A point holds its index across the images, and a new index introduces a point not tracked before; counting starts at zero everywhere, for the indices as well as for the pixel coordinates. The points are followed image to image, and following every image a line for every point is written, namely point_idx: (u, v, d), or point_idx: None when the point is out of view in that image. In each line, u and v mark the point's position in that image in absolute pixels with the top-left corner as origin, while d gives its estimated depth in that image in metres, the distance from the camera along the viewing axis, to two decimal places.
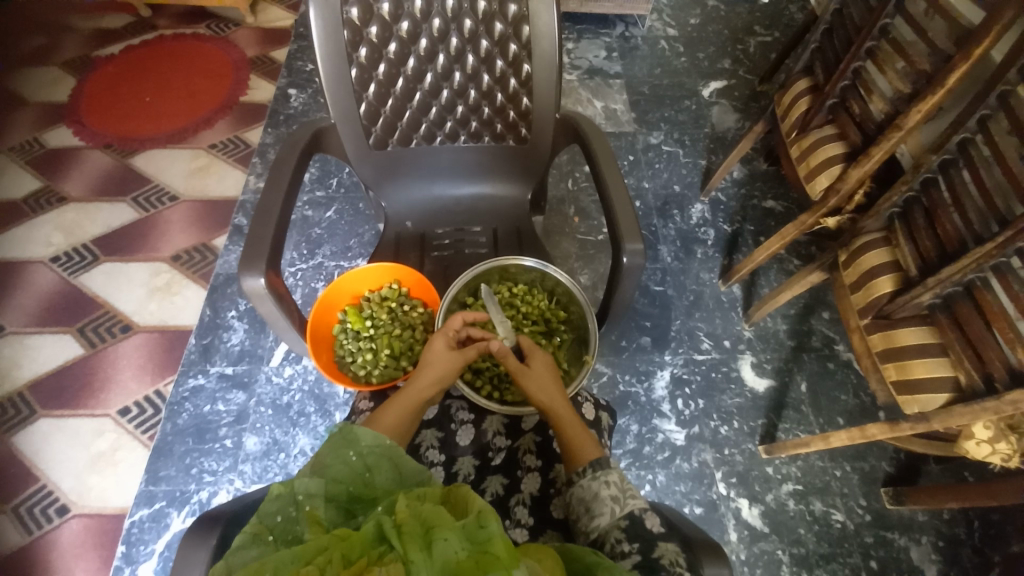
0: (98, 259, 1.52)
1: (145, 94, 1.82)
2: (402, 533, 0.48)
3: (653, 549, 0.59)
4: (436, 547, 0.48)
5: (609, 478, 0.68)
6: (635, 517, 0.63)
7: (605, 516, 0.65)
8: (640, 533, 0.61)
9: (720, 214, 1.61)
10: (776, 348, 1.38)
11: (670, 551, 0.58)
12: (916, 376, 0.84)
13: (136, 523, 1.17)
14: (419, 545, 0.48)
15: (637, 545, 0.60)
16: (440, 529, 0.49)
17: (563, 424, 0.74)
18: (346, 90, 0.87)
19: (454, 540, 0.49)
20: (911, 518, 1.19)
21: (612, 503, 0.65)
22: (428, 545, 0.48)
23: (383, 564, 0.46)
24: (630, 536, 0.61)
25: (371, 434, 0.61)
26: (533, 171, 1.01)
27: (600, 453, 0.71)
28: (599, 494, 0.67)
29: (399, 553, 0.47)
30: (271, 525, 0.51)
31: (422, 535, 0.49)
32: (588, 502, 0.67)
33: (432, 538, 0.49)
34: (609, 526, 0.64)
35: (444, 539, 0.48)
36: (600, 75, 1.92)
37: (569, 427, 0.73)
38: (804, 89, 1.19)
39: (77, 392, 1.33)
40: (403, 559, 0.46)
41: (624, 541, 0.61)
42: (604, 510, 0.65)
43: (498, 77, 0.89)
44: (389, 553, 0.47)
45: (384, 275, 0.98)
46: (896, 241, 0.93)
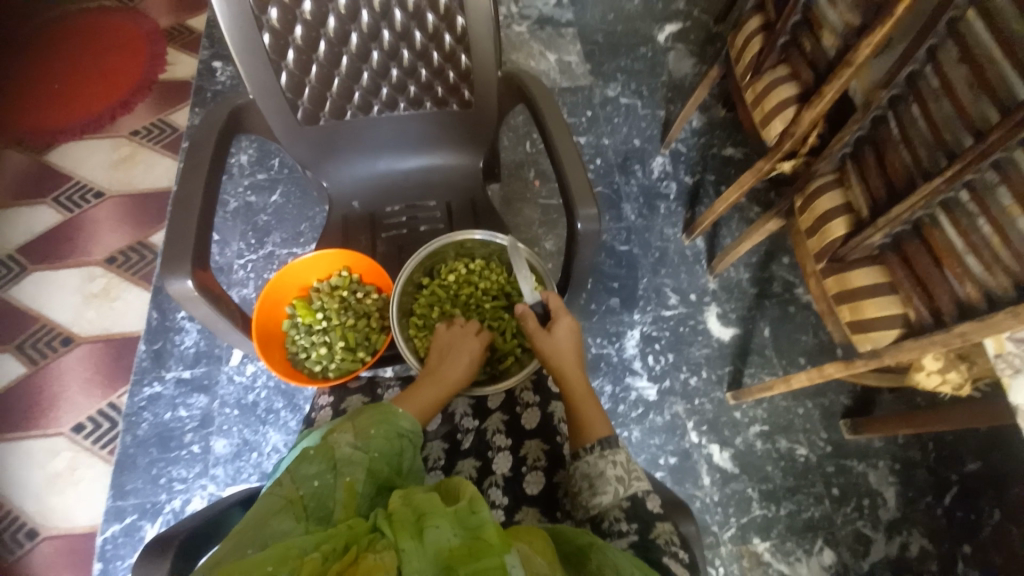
0: (24, 269, 1.39)
1: (48, 79, 1.63)
2: (393, 521, 0.49)
3: (650, 530, 0.60)
4: (428, 534, 0.47)
5: (616, 458, 0.65)
6: (637, 498, 0.63)
7: (607, 495, 0.63)
8: (640, 514, 0.61)
9: (680, 166, 1.59)
10: (740, 297, 1.41)
11: (665, 531, 0.59)
12: (868, 316, 0.86)
13: (110, 539, 1.13)
14: (410, 533, 0.47)
15: (635, 526, 0.60)
16: (431, 516, 0.49)
17: (578, 401, 0.74)
18: (261, 60, 0.78)
19: (446, 527, 0.48)
20: (868, 446, 1.26)
21: (616, 483, 0.64)
22: (419, 533, 0.47)
23: (377, 551, 0.46)
24: (630, 516, 0.61)
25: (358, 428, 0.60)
26: (481, 136, 0.95)
27: (609, 432, 0.70)
28: (604, 473, 0.64)
29: (392, 541, 0.47)
30: (308, 497, 0.53)
31: (414, 523, 0.49)
32: (591, 479, 0.65)
33: (423, 526, 0.48)
34: (610, 505, 0.63)
35: (436, 527, 0.48)
36: (551, 26, 1.82)
37: (583, 403, 0.74)
38: (756, 28, 1.15)
39: (23, 413, 1.25)
40: (395, 547, 0.46)
41: (623, 521, 0.61)
42: (607, 489, 0.63)
43: (431, 34, 0.81)
44: (382, 540, 0.47)
45: (331, 264, 0.92)
46: (849, 182, 0.93)
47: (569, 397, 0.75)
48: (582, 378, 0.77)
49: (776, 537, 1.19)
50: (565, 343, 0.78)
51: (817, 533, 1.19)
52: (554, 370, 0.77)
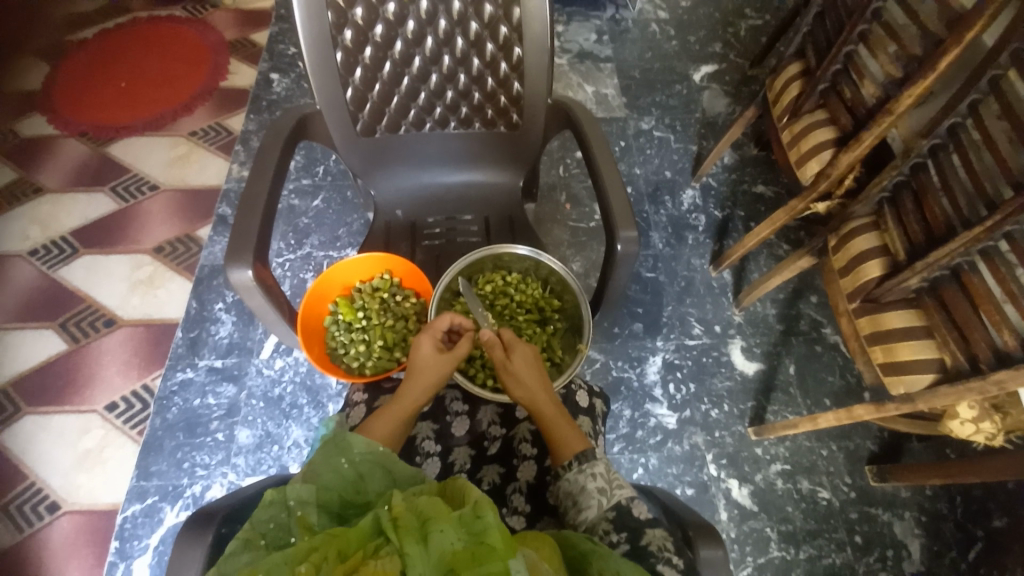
0: (77, 252, 1.47)
1: (120, 80, 1.75)
2: (399, 526, 0.49)
3: (641, 537, 0.60)
4: (432, 539, 0.48)
5: (595, 470, 0.67)
6: (622, 507, 0.63)
7: (592, 509, 0.64)
8: (627, 523, 0.62)
9: (710, 199, 1.62)
10: (765, 332, 1.40)
11: (657, 538, 0.60)
12: (903, 359, 0.85)
13: (130, 518, 1.16)
14: (414, 538, 0.47)
15: (624, 535, 0.61)
16: (436, 522, 0.49)
17: (549, 419, 0.72)
18: (331, 75, 0.84)
19: (450, 531, 0.49)
20: (894, 495, 1.23)
21: (599, 496, 0.65)
22: (424, 538, 0.48)
23: (380, 557, 0.47)
24: (618, 526, 0.62)
25: (364, 441, 0.60)
26: (524, 158, 0.99)
27: (586, 445, 0.70)
28: (586, 487, 0.66)
29: (395, 546, 0.47)
30: (262, 531, 0.52)
31: (418, 528, 0.49)
32: (575, 496, 0.67)
33: (427, 531, 0.49)
34: (597, 518, 0.64)
35: (440, 531, 0.48)
36: (590, 59, 1.89)
37: (556, 421, 0.72)
38: (796, 73, 1.19)
39: (62, 388, 1.30)
40: (399, 552, 0.47)
41: (612, 532, 0.61)
42: (591, 503, 0.65)
43: (488, 61, 0.87)
44: (386, 545, 0.48)
45: (374, 266, 0.96)
46: (885, 226, 0.94)
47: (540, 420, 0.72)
48: (553, 398, 0.74)
49: None
50: (526, 373, 0.74)
51: None
52: (523, 397, 0.74)
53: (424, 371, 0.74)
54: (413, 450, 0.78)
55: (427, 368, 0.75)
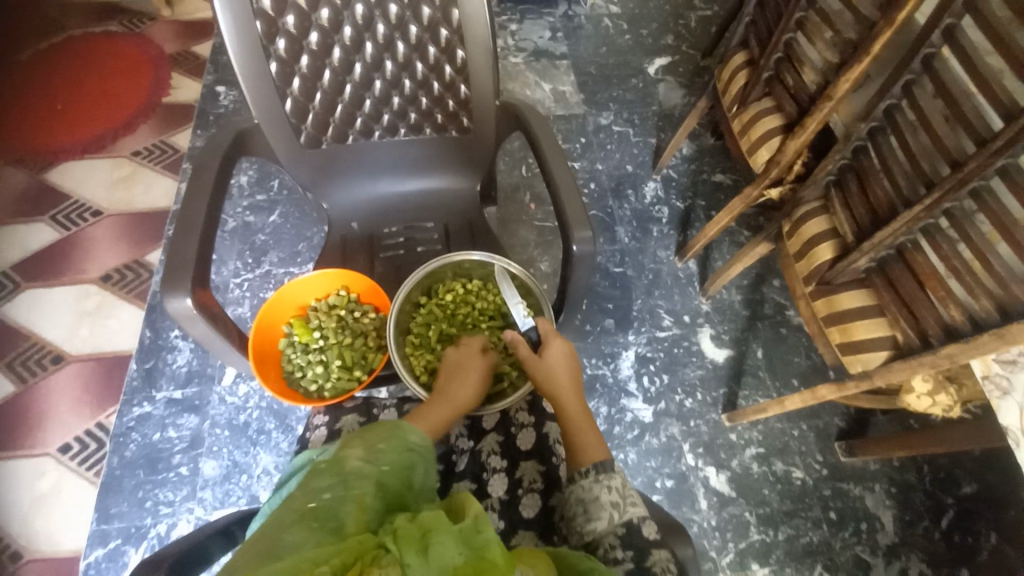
0: (17, 287, 1.39)
1: (53, 101, 1.65)
2: (400, 535, 0.48)
3: (646, 558, 0.60)
4: (433, 551, 0.47)
5: (612, 483, 0.66)
6: (632, 525, 0.63)
7: (602, 521, 0.64)
8: (635, 542, 0.61)
9: (672, 191, 1.63)
10: (733, 319, 1.42)
11: (661, 559, 0.59)
12: (858, 338, 0.87)
13: (92, 565, 1.10)
14: (415, 549, 0.46)
15: (630, 553, 0.60)
16: (436, 533, 0.48)
17: (571, 422, 0.74)
18: (267, 87, 0.81)
19: (451, 544, 0.48)
20: (863, 469, 1.26)
21: (611, 509, 0.64)
22: (425, 549, 0.47)
23: (382, 566, 0.45)
24: (625, 543, 0.61)
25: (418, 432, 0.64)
26: (479, 161, 0.98)
27: (605, 456, 0.70)
28: (599, 498, 0.65)
29: (396, 556, 0.46)
30: (318, 512, 0.52)
31: (420, 538, 0.48)
32: (586, 504, 0.65)
33: (428, 542, 0.47)
34: (604, 530, 0.63)
35: (441, 543, 0.47)
36: (546, 57, 1.89)
37: (578, 427, 0.73)
38: (742, 62, 1.21)
39: (8, 434, 1.22)
40: (400, 562, 0.45)
41: (618, 548, 0.61)
42: (602, 515, 0.64)
43: (432, 64, 0.85)
44: (386, 555, 0.46)
45: (329, 283, 0.93)
46: (833, 209, 0.96)
47: (564, 420, 0.74)
48: (579, 399, 0.76)
49: (775, 562, 1.17)
50: (556, 369, 0.77)
51: (815, 558, 1.18)
52: (549, 393, 0.77)
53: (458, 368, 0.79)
54: None
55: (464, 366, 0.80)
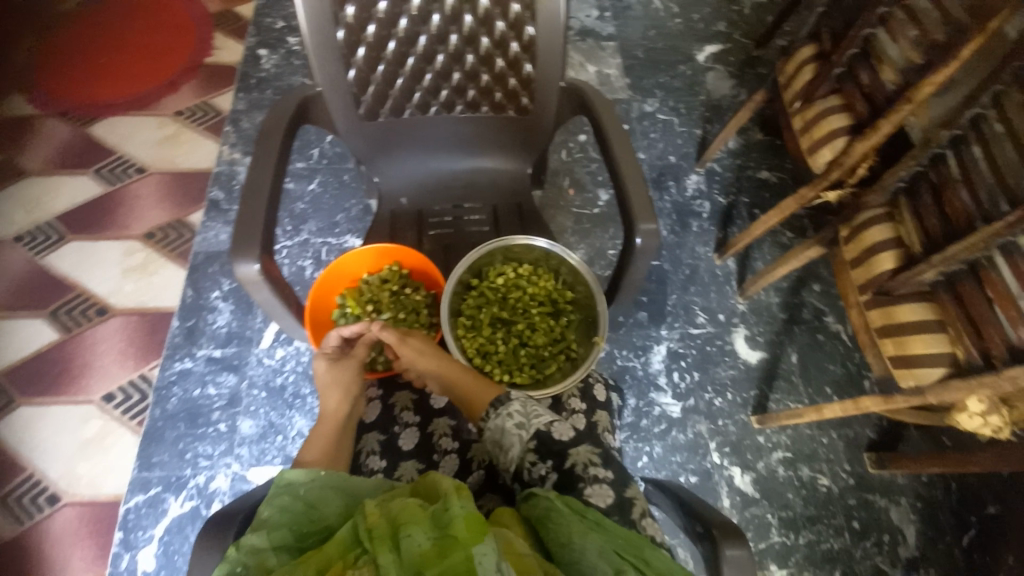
0: (65, 238, 1.42)
1: (101, 55, 1.66)
2: (373, 536, 0.49)
3: (566, 460, 0.65)
4: (402, 544, 0.48)
5: (510, 409, 0.71)
6: (541, 433, 0.67)
7: (515, 446, 0.68)
8: (551, 449, 0.66)
9: (715, 185, 1.60)
10: (769, 321, 1.40)
11: (581, 456, 0.65)
12: (914, 352, 0.86)
13: (133, 510, 1.15)
14: (386, 546, 0.48)
15: (551, 463, 0.65)
16: (405, 525, 0.49)
17: (461, 380, 0.79)
18: (334, 55, 0.80)
19: (418, 532, 0.49)
20: (891, 481, 1.25)
21: (518, 430, 0.68)
22: (396, 544, 0.48)
23: (358, 567, 0.47)
24: (541, 454, 0.66)
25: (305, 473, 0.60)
26: (534, 143, 0.96)
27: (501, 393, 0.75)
28: (505, 426, 0.69)
29: (371, 556, 0.48)
30: None
31: (391, 535, 0.49)
32: (500, 441, 0.70)
33: (398, 536, 0.48)
34: (523, 453, 0.67)
35: (408, 534, 0.48)
36: (592, 37, 1.83)
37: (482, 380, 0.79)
38: (810, 56, 1.15)
39: (56, 379, 1.27)
40: (373, 561, 0.47)
41: (538, 462, 0.65)
42: (513, 441, 0.68)
43: (498, 40, 0.82)
44: (362, 555, 0.48)
45: (383, 256, 0.93)
46: (900, 217, 0.93)
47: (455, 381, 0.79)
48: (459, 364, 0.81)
49: (794, 565, 1.18)
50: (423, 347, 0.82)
51: (835, 565, 1.18)
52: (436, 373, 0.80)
53: (333, 386, 0.82)
54: (431, 448, 0.78)
55: (338, 379, 0.82)
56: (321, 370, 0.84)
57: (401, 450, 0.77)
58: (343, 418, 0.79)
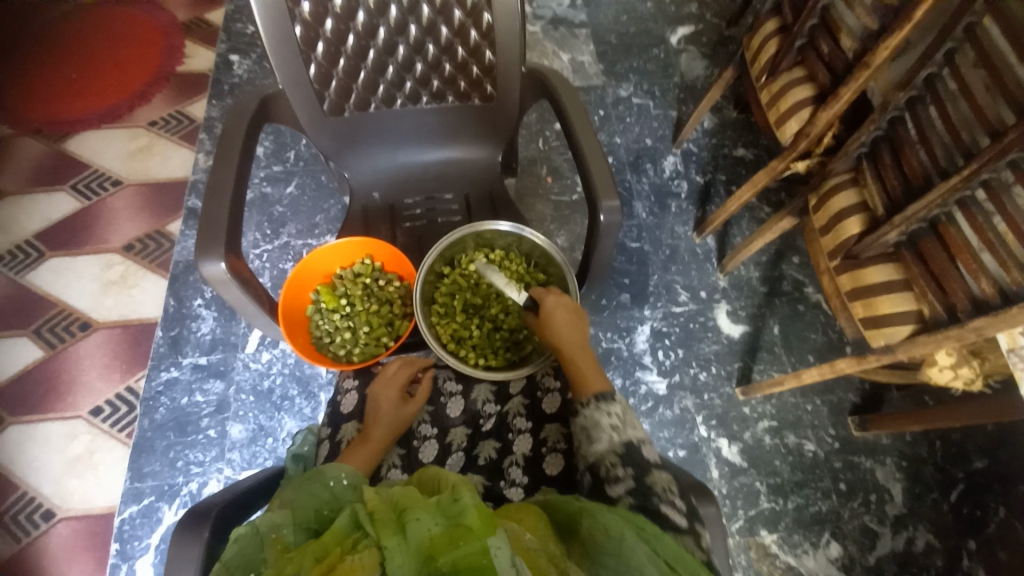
0: (44, 255, 1.41)
1: (69, 69, 1.64)
2: (375, 519, 0.50)
3: (646, 475, 0.62)
4: (410, 527, 0.49)
5: (612, 409, 0.69)
6: (632, 445, 0.65)
7: (603, 442, 0.67)
8: (635, 460, 0.64)
9: (692, 165, 1.61)
10: (749, 295, 1.42)
11: (662, 479, 0.61)
12: (882, 311, 0.87)
13: (127, 520, 1.15)
14: (392, 530, 0.49)
15: (630, 471, 0.63)
16: (412, 510, 0.51)
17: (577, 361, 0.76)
18: (292, 52, 0.80)
19: (427, 518, 0.50)
20: (875, 443, 1.28)
21: (611, 431, 0.67)
22: (402, 528, 0.49)
23: (358, 550, 0.48)
24: (626, 461, 0.64)
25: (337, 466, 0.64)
26: (501, 130, 0.96)
27: (605, 388, 0.73)
28: (599, 422, 0.68)
29: (374, 539, 0.48)
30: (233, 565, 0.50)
31: (396, 519, 0.51)
32: (589, 430, 0.69)
33: (404, 520, 0.50)
34: (606, 451, 0.66)
35: (417, 519, 0.50)
36: (564, 25, 1.83)
37: (581, 363, 0.76)
38: (773, 29, 1.15)
39: (42, 397, 1.27)
40: (378, 544, 0.48)
41: (619, 466, 0.63)
42: (602, 437, 0.67)
43: (457, 28, 0.83)
44: (364, 539, 0.49)
45: (355, 250, 0.94)
46: (864, 181, 0.94)
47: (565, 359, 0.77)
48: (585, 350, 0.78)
49: (784, 529, 1.20)
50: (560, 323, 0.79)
51: (824, 527, 1.21)
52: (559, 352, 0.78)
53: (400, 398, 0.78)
54: (409, 435, 0.78)
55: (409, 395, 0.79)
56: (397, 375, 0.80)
57: None
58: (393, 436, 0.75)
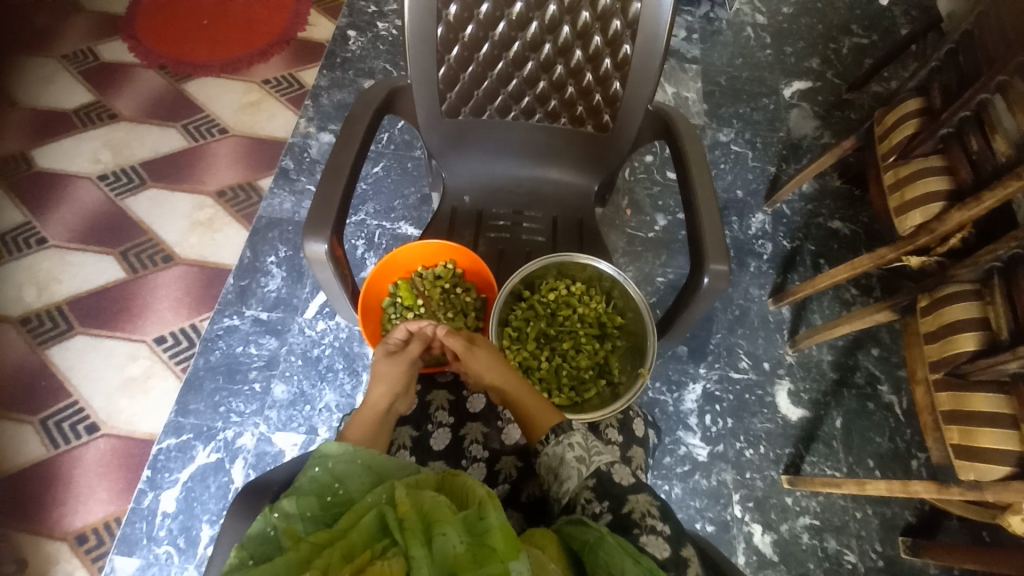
0: (144, 184, 1.51)
1: (202, 16, 1.75)
2: (403, 527, 0.49)
3: (623, 504, 0.61)
4: (435, 541, 0.48)
5: (571, 440, 0.68)
6: (602, 474, 0.64)
7: (572, 479, 0.65)
8: (610, 491, 0.63)
9: (780, 228, 1.53)
10: (816, 379, 1.33)
11: (640, 504, 0.61)
12: (980, 445, 0.80)
13: (164, 451, 1.21)
14: (419, 541, 0.48)
15: (607, 504, 0.62)
16: (438, 523, 0.49)
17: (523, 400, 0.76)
18: (428, 50, 0.80)
19: (453, 533, 0.49)
20: (922, 571, 1.17)
21: (578, 464, 0.65)
22: (428, 540, 0.49)
23: (387, 558, 0.47)
24: (599, 494, 0.62)
25: (338, 445, 0.61)
26: (607, 162, 0.94)
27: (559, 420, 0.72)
28: (565, 458, 0.67)
29: (401, 548, 0.48)
30: (251, 551, 0.52)
31: (423, 530, 0.49)
32: (555, 470, 0.67)
33: (431, 534, 0.49)
34: (579, 487, 0.64)
35: (443, 534, 0.49)
36: (675, 58, 1.78)
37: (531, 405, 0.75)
38: (914, 110, 1.07)
39: (115, 315, 1.35)
40: (405, 554, 0.47)
41: (594, 501, 0.62)
42: (571, 474, 0.65)
43: (592, 55, 0.81)
44: (392, 547, 0.48)
45: (439, 253, 0.94)
46: (989, 297, 0.85)
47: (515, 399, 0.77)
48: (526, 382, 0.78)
49: None
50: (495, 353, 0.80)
51: None
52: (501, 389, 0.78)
53: (381, 380, 0.77)
54: (460, 452, 0.80)
55: (388, 374, 0.78)
56: (375, 361, 0.80)
57: (431, 449, 0.79)
58: (381, 414, 0.74)
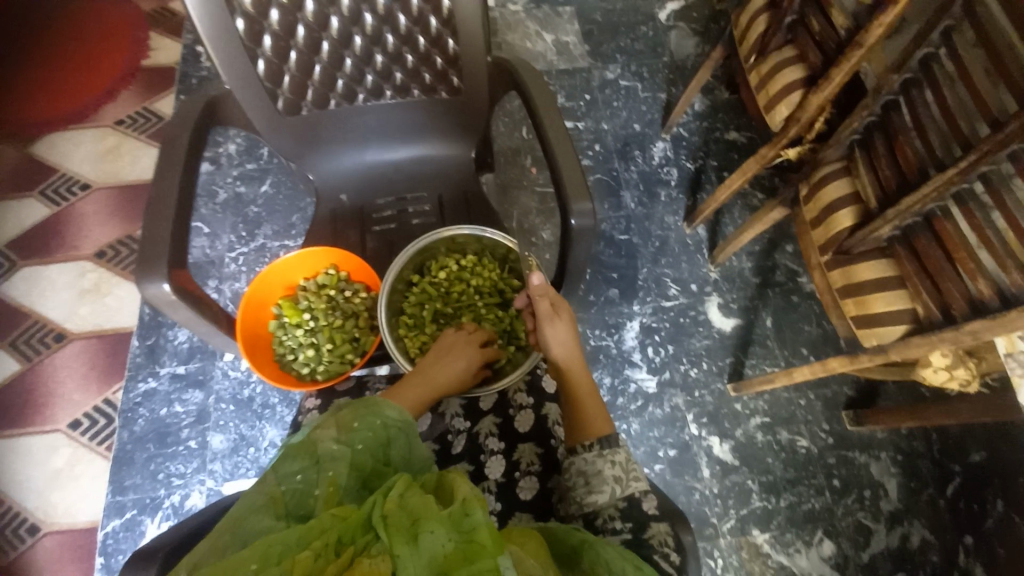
0: (14, 264, 1.37)
1: (29, 67, 1.58)
2: (388, 523, 0.47)
3: (645, 529, 0.63)
4: (423, 539, 0.46)
5: (615, 458, 0.68)
6: (634, 499, 0.65)
7: (604, 493, 0.66)
8: (634, 515, 0.64)
9: (681, 150, 1.54)
10: (742, 287, 1.38)
11: (660, 532, 0.62)
12: (874, 311, 0.84)
13: (111, 534, 1.14)
14: (405, 539, 0.46)
15: (630, 525, 0.63)
16: (425, 520, 0.48)
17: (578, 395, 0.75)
18: (237, 48, 0.74)
19: (441, 531, 0.47)
20: (870, 437, 1.25)
21: (614, 483, 0.66)
22: (414, 537, 0.47)
23: (371, 555, 0.46)
24: (625, 516, 0.64)
25: (395, 408, 0.63)
26: (473, 125, 0.91)
27: (609, 430, 0.71)
28: (602, 471, 0.67)
29: (385, 545, 0.46)
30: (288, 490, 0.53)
31: (410, 526, 0.47)
32: (588, 477, 0.67)
33: (417, 530, 0.47)
34: (607, 503, 0.65)
35: (431, 532, 0.47)
36: (546, 4, 1.74)
37: (583, 403, 0.74)
38: (762, 5, 1.08)
39: (20, 410, 1.24)
40: (389, 552, 0.46)
41: (617, 520, 0.64)
42: (604, 488, 0.66)
43: (416, 17, 0.77)
44: (376, 543, 0.47)
45: (318, 262, 0.93)
46: (856, 170, 0.89)
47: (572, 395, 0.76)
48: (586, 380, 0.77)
49: (776, 528, 1.19)
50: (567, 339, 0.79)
51: (817, 525, 1.19)
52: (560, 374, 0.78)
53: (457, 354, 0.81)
54: None
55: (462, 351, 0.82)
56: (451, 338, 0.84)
57: None
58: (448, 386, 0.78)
